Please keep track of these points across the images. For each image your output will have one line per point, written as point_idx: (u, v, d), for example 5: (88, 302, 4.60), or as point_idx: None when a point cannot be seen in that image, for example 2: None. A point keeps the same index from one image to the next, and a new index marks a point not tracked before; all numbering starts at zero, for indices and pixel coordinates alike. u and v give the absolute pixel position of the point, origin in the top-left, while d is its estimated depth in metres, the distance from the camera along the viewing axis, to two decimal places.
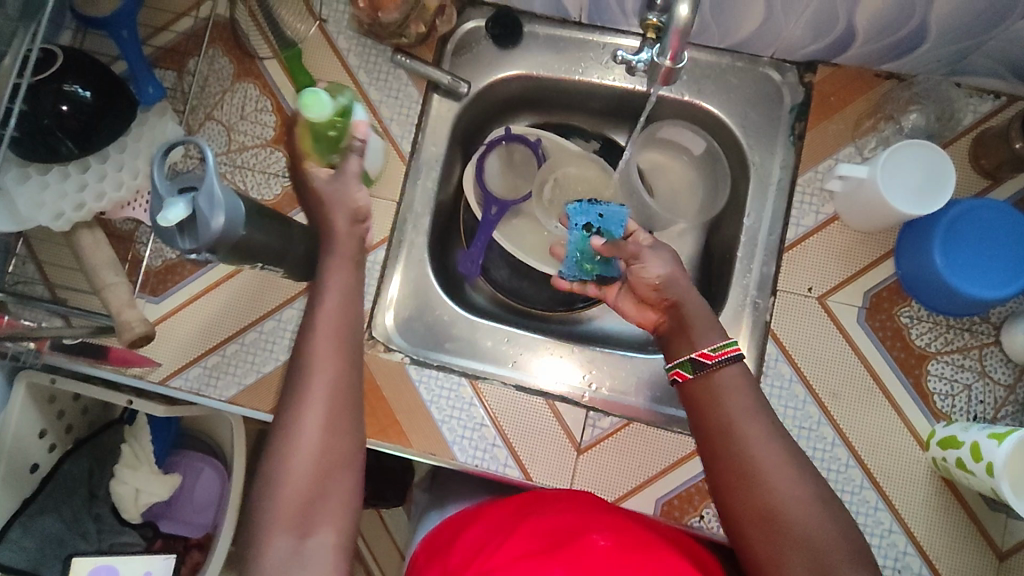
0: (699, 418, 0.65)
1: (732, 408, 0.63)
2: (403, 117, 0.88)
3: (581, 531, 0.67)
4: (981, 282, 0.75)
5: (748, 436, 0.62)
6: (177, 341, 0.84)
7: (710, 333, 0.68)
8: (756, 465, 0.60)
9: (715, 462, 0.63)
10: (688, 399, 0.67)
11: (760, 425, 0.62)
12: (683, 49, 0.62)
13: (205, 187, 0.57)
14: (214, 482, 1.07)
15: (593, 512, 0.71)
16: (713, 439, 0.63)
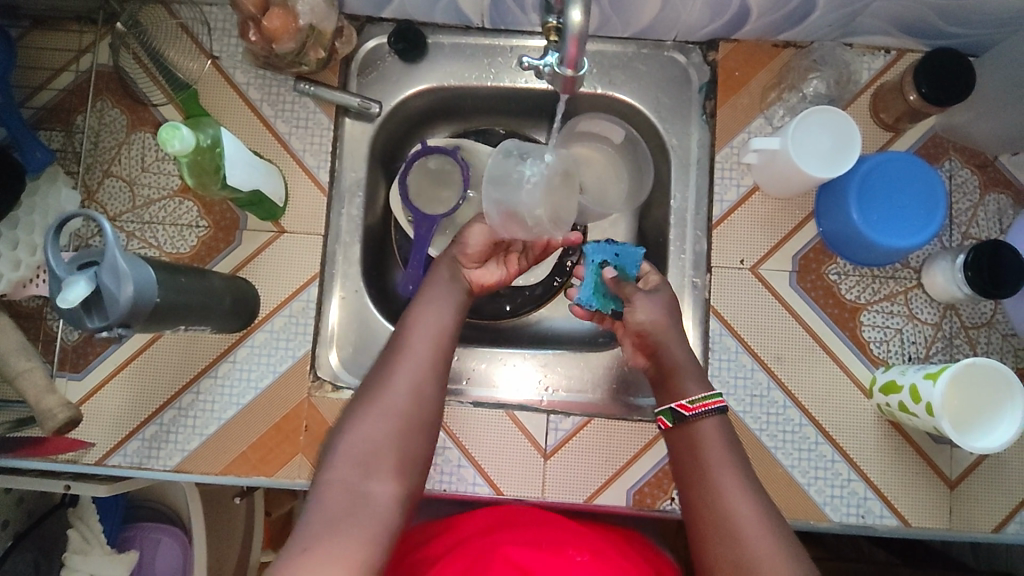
0: (685, 467, 0.67)
1: (710, 451, 0.66)
2: (315, 146, 0.85)
3: (558, 550, 0.70)
4: (898, 232, 0.78)
5: (722, 480, 0.64)
6: (108, 416, 0.79)
7: (695, 382, 0.71)
8: (727, 509, 0.62)
9: (691, 506, 0.65)
10: (679, 439, 0.69)
11: (734, 467, 0.65)
12: (581, 55, 0.63)
13: (108, 261, 0.54)
14: (176, 551, 1.01)
15: (567, 531, 0.74)
16: (695, 487, 0.65)
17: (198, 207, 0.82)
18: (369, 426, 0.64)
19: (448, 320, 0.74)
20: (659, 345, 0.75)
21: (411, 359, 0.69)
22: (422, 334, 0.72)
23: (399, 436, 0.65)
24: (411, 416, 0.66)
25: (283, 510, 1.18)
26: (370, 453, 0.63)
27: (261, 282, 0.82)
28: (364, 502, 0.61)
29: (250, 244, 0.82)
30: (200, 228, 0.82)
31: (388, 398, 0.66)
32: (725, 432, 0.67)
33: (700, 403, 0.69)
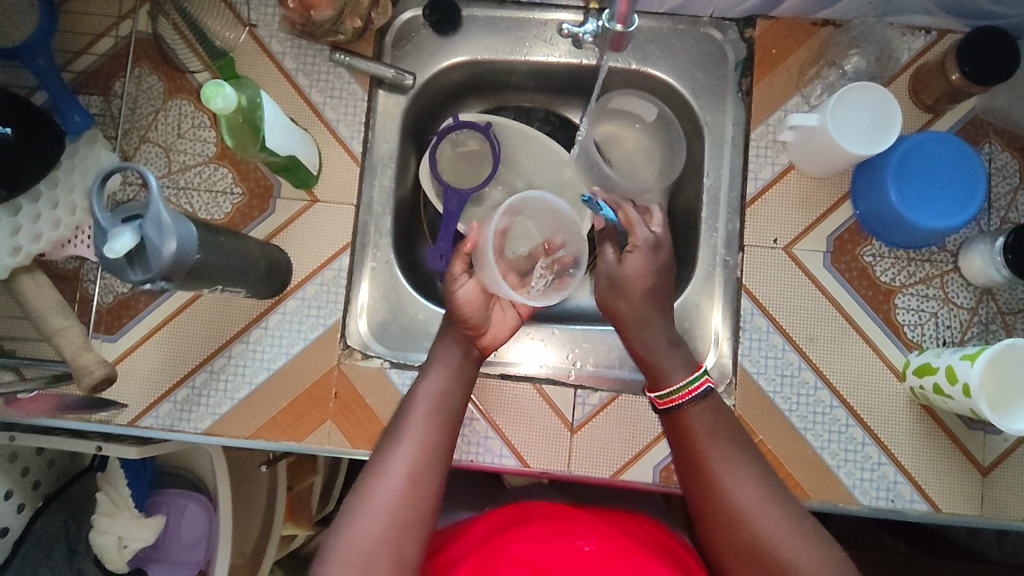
0: (680, 446, 0.67)
1: (701, 429, 0.66)
2: (349, 117, 0.85)
3: (566, 542, 0.69)
4: (937, 213, 0.77)
5: (722, 465, 0.63)
6: (141, 378, 0.80)
7: (677, 369, 0.71)
8: (730, 500, 0.62)
9: (698, 500, 0.64)
10: (672, 434, 0.69)
11: (736, 456, 0.64)
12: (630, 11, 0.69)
13: (152, 213, 0.54)
14: (201, 517, 1.02)
15: (581, 522, 0.73)
16: (694, 470, 0.65)
17: (232, 173, 0.83)
18: (365, 522, 0.60)
19: (452, 392, 0.70)
20: (637, 330, 0.75)
21: (412, 442, 0.64)
22: (424, 404, 0.68)
23: (400, 533, 0.60)
24: (410, 507, 0.61)
25: (304, 486, 1.19)
26: (370, 552, 0.59)
27: (293, 250, 0.82)
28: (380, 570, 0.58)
29: (283, 212, 0.83)
30: (234, 194, 0.82)
31: (385, 491, 0.61)
32: (715, 419, 0.67)
33: (670, 397, 0.69)
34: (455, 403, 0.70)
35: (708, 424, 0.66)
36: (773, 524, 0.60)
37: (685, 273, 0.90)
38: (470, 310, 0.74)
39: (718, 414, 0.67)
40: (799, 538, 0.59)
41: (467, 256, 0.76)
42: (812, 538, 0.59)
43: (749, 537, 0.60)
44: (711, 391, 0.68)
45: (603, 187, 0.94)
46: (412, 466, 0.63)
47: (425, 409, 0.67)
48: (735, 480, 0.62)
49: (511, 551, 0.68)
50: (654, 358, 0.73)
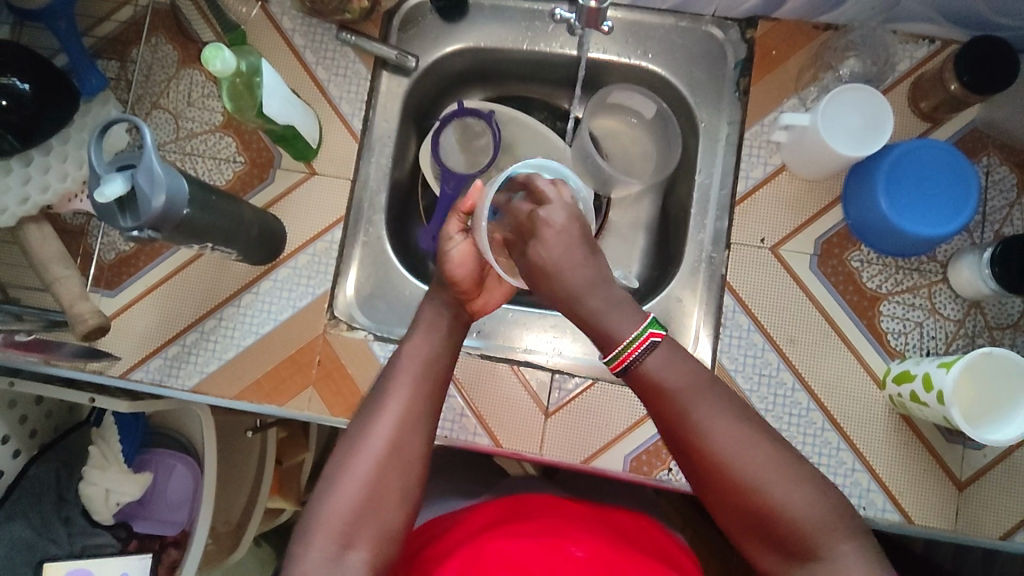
0: (653, 406, 0.61)
1: (675, 385, 0.60)
2: (351, 94, 0.87)
3: (558, 544, 0.67)
4: (924, 220, 0.77)
5: (703, 418, 0.59)
6: (135, 333, 0.83)
7: (621, 321, 0.62)
8: (715, 451, 0.59)
9: (683, 455, 0.61)
10: (635, 388, 0.62)
11: (716, 407, 0.60)
12: None
13: (144, 164, 0.57)
14: (187, 480, 1.04)
15: (574, 529, 0.71)
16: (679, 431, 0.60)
17: (236, 143, 0.86)
18: (341, 495, 0.60)
19: (439, 355, 0.68)
20: (574, 301, 0.63)
21: (394, 409, 0.63)
22: (410, 367, 0.66)
23: (377, 497, 0.61)
24: (390, 475, 0.61)
25: (294, 462, 1.20)
26: (350, 521, 0.59)
27: (288, 220, 0.85)
28: (343, 562, 0.58)
29: (282, 182, 0.85)
30: (236, 162, 0.85)
31: (362, 468, 0.61)
32: (684, 372, 0.60)
33: (619, 358, 0.61)
34: (443, 363, 0.68)
35: (675, 374, 0.60)
36: (763, 476, 0.58)
37: (672, 269, 0.91)
38: (463, 274, 0.72)
39: (680, 358, 0.61)
40: (795, 489, 0.58)
41: (464, 214, 0.74)
42: (806, 486, 0.58)
43: (740, 488, 0.58)
44: (659, 343, 0.61)
45: (598, 179, 0.95)
46: (393, 433, 0.62)
47: (411, 374, 0.66)
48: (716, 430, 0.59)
49: (496, 553, 0.66)
50: (599, 323, 0.62)
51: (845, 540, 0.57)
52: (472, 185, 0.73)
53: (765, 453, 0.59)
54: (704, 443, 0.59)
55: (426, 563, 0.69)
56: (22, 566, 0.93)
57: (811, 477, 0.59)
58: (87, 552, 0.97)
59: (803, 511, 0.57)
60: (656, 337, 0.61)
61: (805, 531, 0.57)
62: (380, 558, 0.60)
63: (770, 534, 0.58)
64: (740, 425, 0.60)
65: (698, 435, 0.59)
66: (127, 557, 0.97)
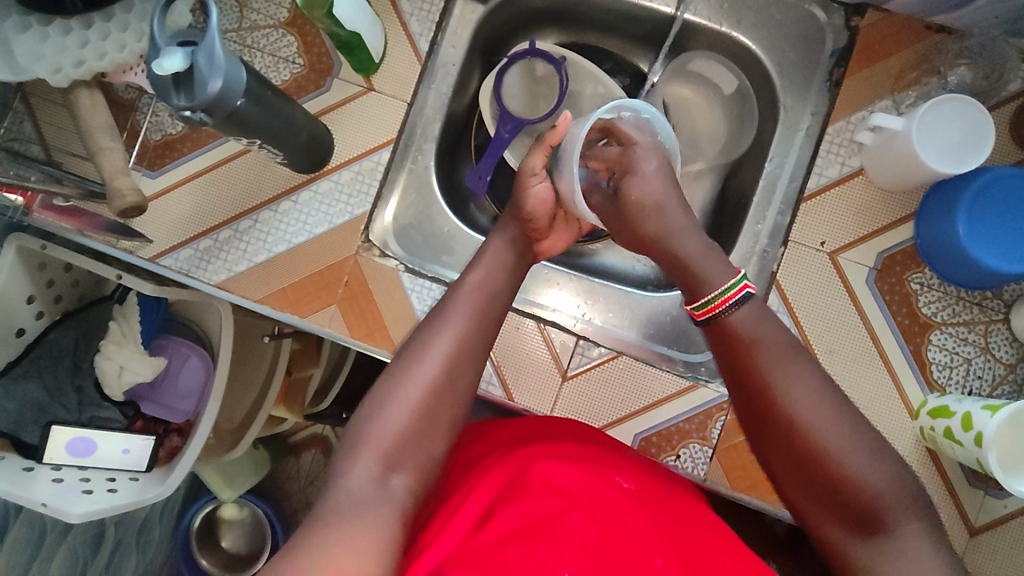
0: (731, 361, 0.60)
1: (757, 339, 0.59)
2: (423, 13, 0.83)
3: (605, 471, 0.63)
4: (1001, 254, 0.72)
5: (785, 379, 0.57)
6: (170, 220, 0.82)
7: (714, 271, 0.62)
8: (793, 413, 0.56)
9: (761, 416, 0.58)
10: (714, 341, 0.61)
11: (799, 370, 0.57)
12: None
13: (207, 44, 0.55)
14: (198, 370, 1.06)
15: (617, 457, 0.68)
16: (756, 390, 0.58)
17: (298, 43, 0.83)
18: (391, 416, 0.59)
19: (497, 293, 0.68)
20: (661, 240, 0.65)
21: (450, 337, 0.63)
22: (469, 298, 0.66)
23: (426, 425, 0.60)
24: (442, 406, 0.60)
25: (302, 375, 1.20)
26: (397, 445, 0.58)
27: (338, 132, 0.82)
28: (386, 486, 0.57)
29: (339, 93, 0.82)
30: (295, 64, 0.83)
31: (415, 388, 0.60)
32: (763, 324, 0.59)
33: (709, 306, 0.60)
34: (499, 305, 0.68)
35: (761, 330, 0.59)
36: (841, 446, 0.55)
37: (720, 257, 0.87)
38: (541, 212, 0.73)
39: (767, 318, 0.60)
40: (875, 463, 0.54)
41: (549, 148, 0.73)
42: (886, 461, 0.55)
43: (810, 455, 0.55)
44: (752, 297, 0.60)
45: None
46: (446, 364, 0.61)
47: (469, 306, 0.65)
48: (797, 392, 0.56)
49: (530, 466, 0.62)
50: (693, 266, 0.62)
51: (914, 523, 0.53)
52: (562, 121, 0.71)
53: (846, 422, 0.56)
54: (783, 402, 0.56)
55: (462, 476, 0.67)
56: (31, 424, 0.94)
57: (884, 458, 0.55)
58: (93, 423, 0.99)
59: (877, 488, 0.53)
60: (750, 288, 0.60)
61: (879, 508, 0.53)
62: (420, 490, 0.58)
63: (840, 505, 0.55)
64: (824, 391, 0.57)
65: (776, 392, 0.57)
66: (130, 435, 0.98)
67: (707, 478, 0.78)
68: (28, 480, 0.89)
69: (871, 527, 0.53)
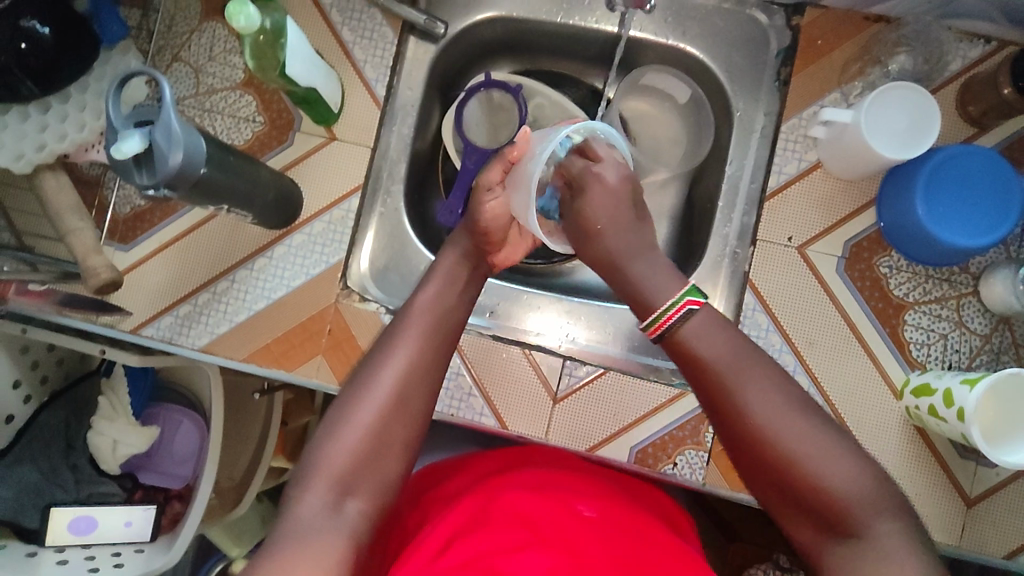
0: (687, 375, 0.60)
1: (709, 349, 0.58)
2: (376, 58, 0.84)
3: (568, 501, 0.67)
4: (961, 231, 0.74)
5: (742, 390, 0.56)
6: (147, 289, 0.83)
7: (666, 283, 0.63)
8: (752, 423, 0.56)
9: (724, 428, 0.58)
10: (671, 355, 0.61)
11: (757, 377, 0.57)
12: None
13: (162, 121, 0.55)
14: (193, 434, 1.06)
15: (587, 486, 0.72)
16: (714, 401, 0.58)
17: (256, 102, 0.84)
18: (343, 440, 0.59)
19: (452, 310, 0.69)
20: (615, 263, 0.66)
21: (400, 358, 0.63)
22: (420, 316, 0.67)
23: (378, 446, 0.59)
24: (393, 427, 0.60)
25: (299, 424, 1.21)
26: (350, 471, 0.58)
27: (305, 184, 0.83)
28: (339, 513, 0.56)
29: (302, 146, 0.84)
30: (256, 123, 0.84)
31: (367, 410, 0.60)
32: (715, 333, 0.59)
33: (658, 322, 0.61)
34: (451, 321, 0.68)
35: (712, 341, 0.58)
36: (805, 454, 0.54)
37: (693, 261, 0.89)
38: (495, 227, 0.75)
39: (720, 327, 0.60)
40: (841, 466, 0.54)
41: (507, 163, 0.76)
42: (853, 463, 0.54)
43: (774, 463, 0.55)
44: (701, 308, 0.60)
45: None
46: (396, 384, 0.61)
47: (419, 326, 0.66)
48: (755, 403, 0.56)
49: (497, 497, 0.67)
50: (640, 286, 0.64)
51: (889, 522, 0.52)
52: (522, 135, 0.75)
53: (807, 428, 0.55)
54: (743, 414, 0.56)
55: (436, 509, 0.71)
56: (30, 508, 0.93)
57: (851, 459, 0.54)
58: (92, 499, 0.99)
59: (842, 490, 0.53)
60: (697, 301, 0.60)
61: (849, 513, 0.53)
62: (376, 513, 0.58)
63: (811, 511, 0.54)
64: (782, 395, 0.56)
65: (733, 403, 0.56)
66: (131, 506, 0.98)
67: (706, 482, 0.79)
68: (31, 565, 0.89)
69: (843, 533, 0.53)
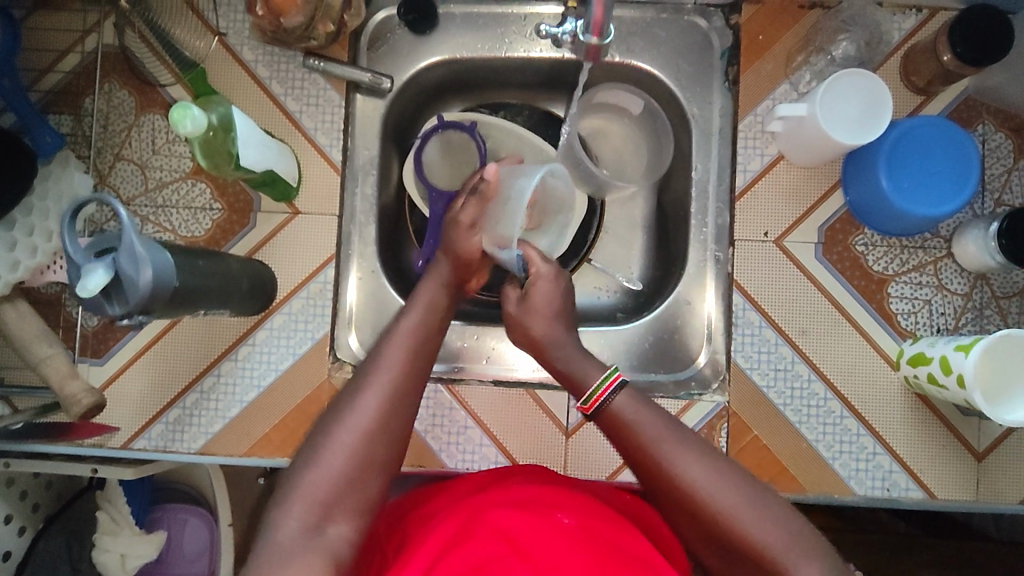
0: (623, 449, 0.62)
1: (639, 425, 0.61)
2: (327, 124, 0.83)
3: (549, 512, 0.66)
4: (930, 201, 0.75)
5: (670, 457, 0.59)
6: (132, 401, 0.80)
7: None
8: (683, 487, 0.58)
9: (661, 495, 0.60)
10: (606, 429, 0.65)
11: (676, 442, 0.59)
12: (606, 21, 0.67)
13: (125, 246, 0.53)
14: (202, 530, 1.03)
15: (566, 495, 0.70)
16: (645, 471, 0.60)
17: (210, 189, 0.81)
18: (327, 459, 0.56)
19: (432, 332, 0.67)
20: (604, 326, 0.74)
21: (389, 376, 0.61)
22: (404, 337, 0.65)
23: (365, 470, 0.57)
24: (380, 452, 0.58)
25: None
26: (334, 493, 0.55)
27: (277, 265, 0.81)
28: (320, 539, 0.54)
29: (265, 225, 0.81)
30: (214, 211, 0.81)
31: (352, 427, 0.57)
32: (635, 407, 0.63)
33: (594, 396, 0.65)
34: (431, 345, 0.67)
35: (641, 415, 0.62)
36: (735, 508, 0.56)
37: (675, 267, 0.89)
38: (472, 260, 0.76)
39: (642, 403, 0.63)
40: (765, 517, 0.55)
41: (482, 200, 0.78)
42: (774, 516, 0.55)
43: (708, 520, 0.56)
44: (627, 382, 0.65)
45: (591, 184, 0.91)
46: (383, 406, 0.59)
47: (404, 344, 0.64)
48: (682, 466, 0.58)
49: (489, 513, 0.65)
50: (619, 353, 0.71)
51: (810, 562, 0.54)
52: (490, 173, 0.78)
53: (736, 481, 0.57)
54: (674, 479, 0.58)
55: (416, 528, 0.68)
56: None
57: (776, 512, 0.56)
58: None
59: (771, 542, 0.54)
60: (621, 377, 0.65)
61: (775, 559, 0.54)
62: (360, 537, 0.56)
63: (754, 562, 0.55)
64: (705, 458, 0.58)
65: (664, 470, 0.59)
66: None
67: None
68: None
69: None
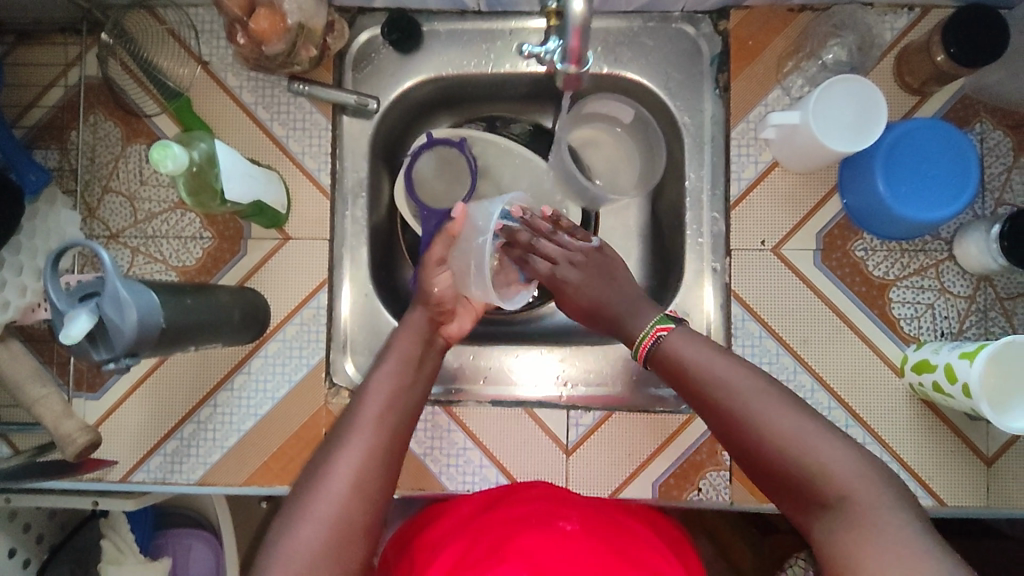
0: (676, 386, 0.67)
1: (693, 362, 0.65)
2: (314, 148, 0.82)
3: (548, 522, 0.66)
4: (931, 205, 0.74)
5: (730, 392, 0.62)
6: (129, 434, 0.79)
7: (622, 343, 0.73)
8: (743, 417, 0.61)
9: (720, 428, 0.63)
10: (660, 371, 0.69)
11: (739, 373, 0.63)
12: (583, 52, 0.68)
13: (109, 291, 0.53)
14: (208, 555, 1.02)
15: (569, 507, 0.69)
16: (704, 406, 0.64)
17: (199, 217, 0.80)
18: (311, 524, 0.56)
19: (415, 382, 0.68)
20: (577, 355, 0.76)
21: (368, 429, 0.62)
22: (384, 385, 0.66)
23: (353, 521, 0.57)
24: (366, 511, 0.58)
25: None
26: (326, 546, 0.55)
27: (270, 293, 0.81)
28: None
29: (256, 252, 0.81)
30: (204, 239, 0.80)
31: (336, 483, 0.58)
32: (692, 344, 0.66)
33: (643, 343, 0.69)
34: (413, 398, 0.68)
35: (692, 351, 0.66)
36: (798, 440, 0.58)
37: (672, 277, 0.88)
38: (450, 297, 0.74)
39: (695, 339, 0.67)
40: (826, 446, 0.57)
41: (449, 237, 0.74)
42: (838, 444, 0.57)
43: (770, 452, 0.59)
44: (678, 325, 0.69)
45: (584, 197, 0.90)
46: (366, 460, 0.60)
47: (383, 393, 0.65)
48: (744, 398, 0.61)
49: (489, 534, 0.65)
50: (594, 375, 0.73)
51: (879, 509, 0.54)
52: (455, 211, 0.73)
53: (801, 416, 0.59)
54: (731, 409, 0.61)
55: (421, 553, 0.68)
56: None
57: (833, 440, 0.58)
58: None
59: (829, 465, 0.56)
60: (671, 320, 0.69)
61: (839, 485, 0.55)
62: None
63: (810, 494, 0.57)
64: (768, 389, 0.61)
65: (721, 401, 0.62)
66: None
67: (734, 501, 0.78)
68: None
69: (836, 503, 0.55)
